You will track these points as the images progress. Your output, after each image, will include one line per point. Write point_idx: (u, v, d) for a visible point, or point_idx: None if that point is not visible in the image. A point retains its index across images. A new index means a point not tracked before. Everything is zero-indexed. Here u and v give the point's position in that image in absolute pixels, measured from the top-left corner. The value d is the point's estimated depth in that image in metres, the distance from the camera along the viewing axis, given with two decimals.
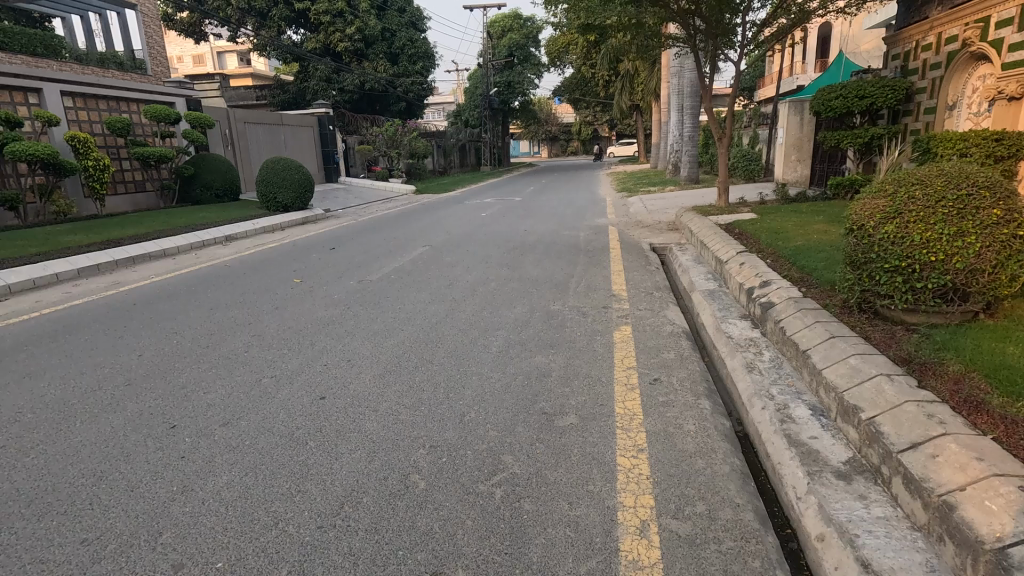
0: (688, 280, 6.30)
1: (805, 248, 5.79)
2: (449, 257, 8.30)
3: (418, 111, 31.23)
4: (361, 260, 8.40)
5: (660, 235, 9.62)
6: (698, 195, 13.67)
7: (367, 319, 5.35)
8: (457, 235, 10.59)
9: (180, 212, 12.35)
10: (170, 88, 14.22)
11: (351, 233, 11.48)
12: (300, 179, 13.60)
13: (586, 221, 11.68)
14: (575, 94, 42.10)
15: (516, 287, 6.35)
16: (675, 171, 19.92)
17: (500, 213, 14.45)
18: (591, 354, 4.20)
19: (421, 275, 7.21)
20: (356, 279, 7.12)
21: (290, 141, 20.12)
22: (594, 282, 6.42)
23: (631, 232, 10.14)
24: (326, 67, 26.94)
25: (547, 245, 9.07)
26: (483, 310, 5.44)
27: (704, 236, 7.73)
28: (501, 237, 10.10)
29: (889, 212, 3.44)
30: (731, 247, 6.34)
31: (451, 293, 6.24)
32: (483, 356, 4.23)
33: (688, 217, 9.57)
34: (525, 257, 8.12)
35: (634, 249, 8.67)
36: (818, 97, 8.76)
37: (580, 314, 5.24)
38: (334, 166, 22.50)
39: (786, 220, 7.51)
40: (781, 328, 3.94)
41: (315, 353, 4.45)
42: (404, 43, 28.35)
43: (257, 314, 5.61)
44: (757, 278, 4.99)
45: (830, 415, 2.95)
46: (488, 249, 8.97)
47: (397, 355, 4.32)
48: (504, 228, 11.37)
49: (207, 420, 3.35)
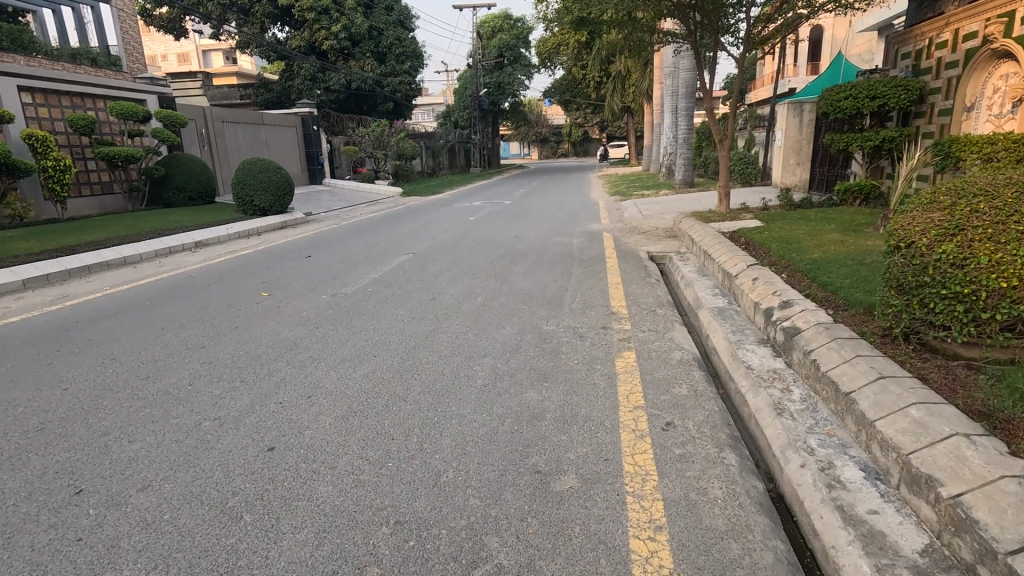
0: (693, 295, 5.76)
1: (823, 261, 5.26)
2: (433, 267, 7.70)
3: (406, 112, 30.58)
4: (338, 269, 7.76)
5: (659, 242, 9.09)
6: (695, 200, 13.16)
7: (336, 342, 4.74)
8: (443, 241, 9.98)
9: (149, 215, 11.63)
10: (141, 85, 13.51)
11: (330, 238, 10.83)
12: (278, 181, 12.90)
13: (579, 226, 11.14)
14: (566, 96, 41.69)
15: (505, 303, 5.77)
16: (669, 174, 19.45)
17: (490, 217, 13.87)
18: (591, 389, 3.63)
19: (401, 287, 6.60)
20: (329, 292, 6.49)
21: (272, 141, 19.40)
22: (590, 297, 5.84)
23: (627, 239, 9.59)
24: (311, 66, 26.22)
25: (538, 254, 8.50)
26: (468, 331, 4.86)
27: (707, 245, 7.20)
28: (490, 244, 9.51)
29: (947, 228, 2.91)
30: (739, 259, 5.81)
31: (433, 309, 5.64)
32: (466, 392, 3.64)
33: (688, 223, 9.04)
34: (515, 266, 7.53)
35: (631, 258, 8.12)
36: (826, 96, 8.27)
37: (576, 337, 4.66)
38: (318, 167, 21.80)
39: (794, 228, 7.00)
40: (813, 360, 3.39)
41: (270, 386, 3.84)
42: (392, 42, 27.71)
43: (212, 335, 4.97)
44: (775, 297, 4.45)
45: (890, 481, 2.40)
46: (475, 257, 8.37)
47: (366, 391, 3.72)
48: (493, 233, 10.78)
49: (124, 482, 2.72)
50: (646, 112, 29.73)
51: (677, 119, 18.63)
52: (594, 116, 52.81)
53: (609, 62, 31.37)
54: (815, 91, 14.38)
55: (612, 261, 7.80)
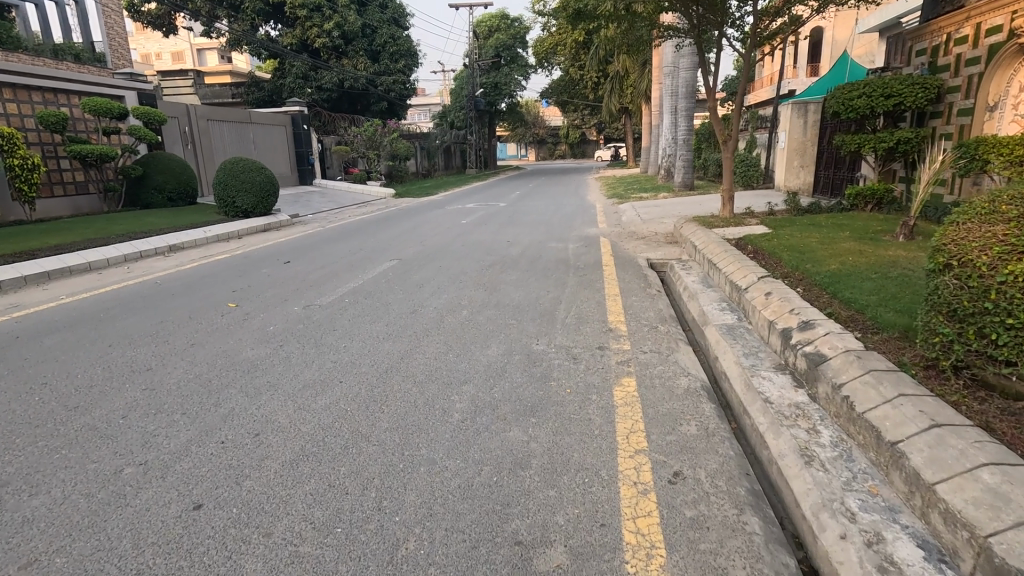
0: (698, 310, 5.27)
1: (843, 273, 4.78)
2: (418, 275, 7.19)
3: (401, 111, 30.08)
4: (316, 277, 7.24)
5: (659, 249, 8.59)
6: (695, 203, 12.68)
7: (300, 364, 4.22)
8: (431, 246, 9.46)
9: (124, 217, 11.09)
10: (120, 81, 12.98)
11: (314, 242, 10.30)
12: (261, 182, 12.36)
13: (575, 230, 10.66)
14: (563, 97, 41.27)
15: (493, 317, 5.27)
16: (667, 176, 18.97)
17: (483, 219, 13.36)
18: (585, 428, 3.13)
19: (381, 298, 6.09)
20: (302, 303, 5.97)
21: (259, 140, 18.87)
22: (586, 311, 5.34)
23: (626, 244, 9.11)
24: (302, 64, 25.65)
25: (531, 261, 8.01)
26: (449, 351, 4.35)
27: (711, 253, 6.71)
28: (481, 250, 9.00)
29: (1014, 246, 2.43)
30: (748, 270, 5.33)
31: (412, 324, 5.13)
32: (440, 431, 3.14)
33: (690, 228, 8.55)
34: (506, 275, 7.02)
35: (630, 266, 7.62)
36: (838, 94, 7.82)
37: (569, 359, 4.16)
38: (309, 168, 21.27)
39: (805, 235, 6.53)
40: (844, 397, 2.89)
41: (214, 420, 3.32)
42: (386, 40, 27.20)
43: (163, 355, 4.45)
44: (792, 316, 3.96)
45: (960, 569, 1.90)
46: (464, 264, 7.87)
47: (323, 428, 3.20)
48: (485, 238, 10.27)
49: (9, 555, 2.21)
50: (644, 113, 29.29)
51: (677, 120, 18.16)
52: (591, 117, 52.37)
53: (606, 62, 30.90)
54: (820, 91, 13.94)
55: (609, 269, 7.31)
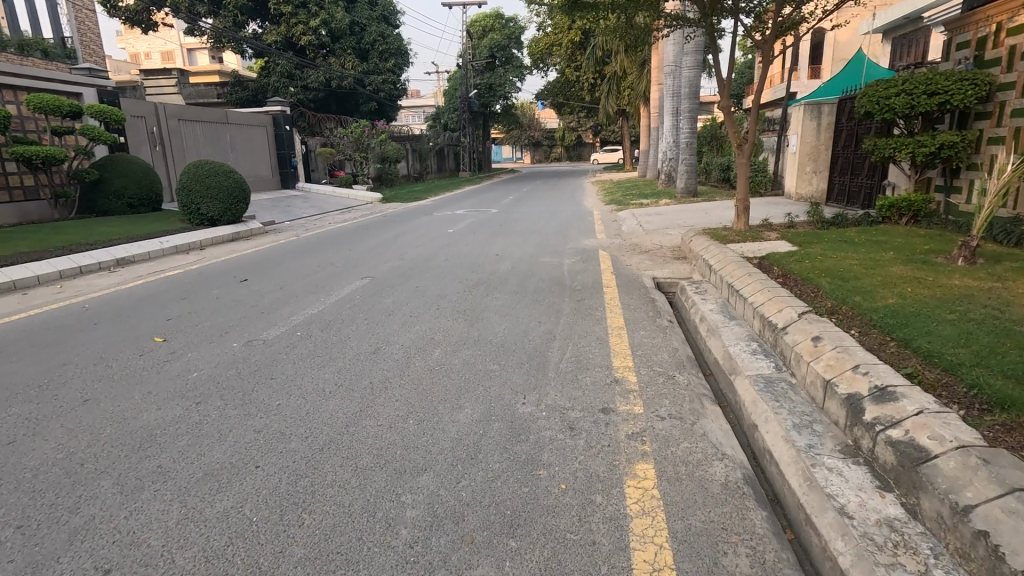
0: (724, 352, 4.29)
1: (907, 310, 3.81)
2: (389, 299, 6.21)
3: (391, 113, 29.13)
4: (270, 301, 6.24)
5: (666, 266, 7.64)
6: (701, 212, 11.74)
7: (211, 435, 3.22)
8: (411, 260, 8.47)
9: (74, 226, 10.07)
10: (76, 77, 11.97)
11: (282, 255, 9.28)
12: (229, 187, 11.36)
13: (571, 241, 9.71)
14: (558, 99, 40.42)
15: (471, 360, 4.29)
16: (669, 182, 18.02)
17: (471, 227, 12.38)
18: (587, 562, 2.17)
19: (341, 331, 5.10)
20: (242, 337, 4.96)
21: (237, 141, 17.86)
22: (586, 353, 4.37)
23: (628, 260, 8.16)
24: (288, 63, 24.70)
25: (521, 279, 7.05)
26: (409, 416, 3.37)
27: (730, 273, 5.77)
28: (466, 265, 8.02)
29: None
30: (784, 303, 4.37)
31: (371, 370, 4.15)
32: (375, 568, 2.16)
33: (700, 241, 7.61)
34: (491, 299, 6.05)
35: (634, 287, 6.66)
36: (872, 91, 6.90)
37: (565, 431, 3.18)
38: (292, 170, 20.21)
39: (839, 255, 5.62)
40: (977, 533, 1.93)
41: (56, 542, 2.33)
42: (375, 38, 26.31)
43: (42, 418, 3.45)
44: (861, 377, 2.98)
45: None
46: (443, 283, 6.89)
47: (209, 559, 2.22)
48: (472, 250, 9.29)
49: None
50: (643, 116, 28.40)
51: (678, 122, 17.21)
52: (587, 120, 51.44)
53: (603, 63, 30.00)
54: (831, 92, 13.06)
55: (610, 291, 6.35)
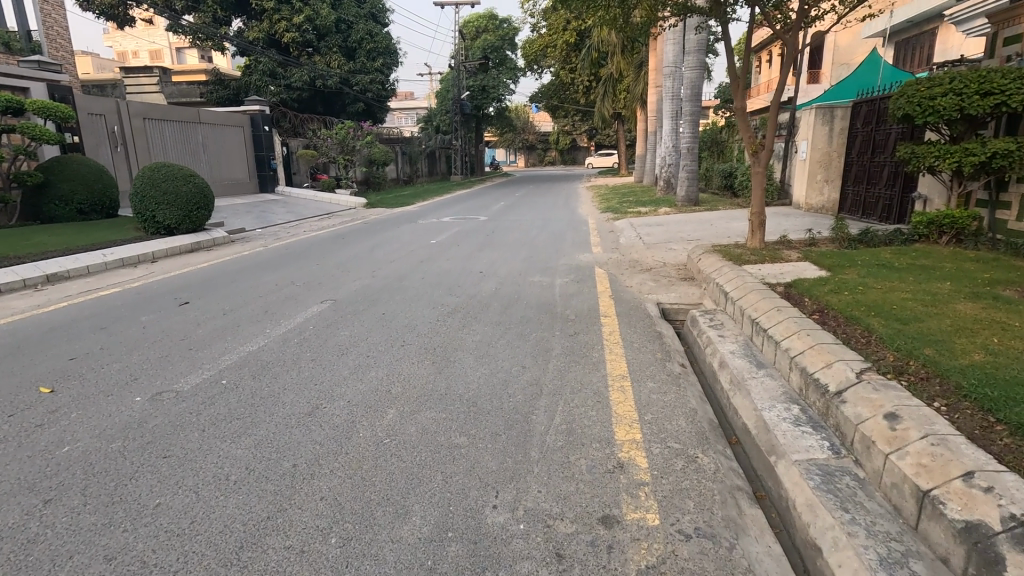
0: (756, 418, 3.34)
1: (1007, 376, 2.88)
2: (347, 331, 5.24)
3: (379, 114, 28.20)
4: (204, 334, 5.22)
5: (671, 288, 6.69)
6: (705, 223, 10.85)
7: (40, 567, 2.24)
8: (383, 278, 7.51)
9: (10, 235, 9.02)
10: (23, 70, 10.93)
11: (240, 270, 8.27)
12: (189, 193, 10.32)
13: (565, 256, 8.77)
14: (553, 102, 39.54)
15: (432, 428, 3.33)
16: (668, 189, 17.12)
17: (456, 237, 11.46)
18: None
19: (278, 378, 4.13)
20: (149, 390, 3.94)
21: (209, 142, 16.84)
22: (580, 418, 3.41)
23: (628, 280, 7.24)
24: (270, 61, 23.65)
25: (506, 304, 6.09)
26: (332, 532, 2.41)
27: (751, 303, 4.85)
28: (444, 285, 7.07)
29: None
30: (831, 352, 3.44)
31: (301, 442, 3.19)
32: None
33: (711, 260, 6.69)
34: (468, 333, 5.10)
35: (636, 315, 5.73)
36: (911, 90, 5.98)
37: (550, 562, 2.23)
38: (271, 173, 19.19)
39: (882, 283, 4.72)
40: None
41: None
42: (363, 37, 25.37)
43: None
44: (982, 496, 2.05)
45: None
46: (415, 311, 5.91)
47: None
48: (454, 265, 8.34)
49: None
50: (640, 119, 27.58)
51: (678, 126, 16.34)
52: (582, 123, 50.77)
53: (599, 65, 29.16)
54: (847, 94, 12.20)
55: (609, 322, 5.42)
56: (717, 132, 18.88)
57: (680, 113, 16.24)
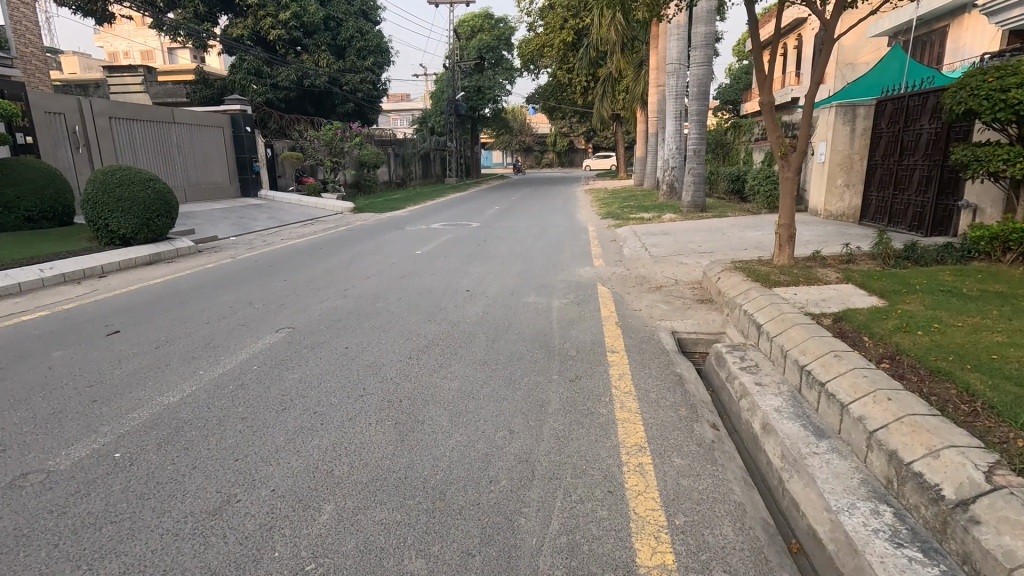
0: (831, 526, 2.40)
1: None
2: (297, 373, 4.28)
3: (370, 115, 27.28)
4: (122, 377, 4.25)
5: (687, 313, 5.73)
6: (715, 232, 9.93)
7: None
8: (355, 299, 6.56)
9: None
10: None
11: (194, 288, 7.29)
12: (147, 198, 9.35)
13: (563, 271, 7.83)
14: (550, 103, 38.69)
15: (377, 543, 2.38)
16: (671, 193, 16.20)
17: (444, 247, 10.54)
18: None
19: (189, 449, 3.16)
20: (15, 470, 2.97)
21: (185, 143, 15.88)
22: (585, 527, 2.45)
23: (634, 301, 6.30)
24: (255, 58, 22.74)
25: (494, 335, 5.14)
26: None
27: (794, 341, 3.92)
28: (424, 309, 6.12)
29: None
30: (933, 430, 2.50)
31: (187, 571, 2.24)
32: None
33: (733, 279, 5.75)
34: (444, 378, 4.16)
35: (649, 350, 4.77)
36: (975, 81, 5.08)
37: None
38: (253, 176, 18.23)
39: (959, 319, 3.80)
40: None
41: None
42: (353, 35, 24.43)
43: None
44: None
45: None
46: (385, 344, 4.95)
47: None
48: (438, 282, 7.41)
49: None
50: (640, 120, 26.69)
51: (682, 126, 15.42)
52: (579, 125, 50.05)
53: (597, 65, 28.28)
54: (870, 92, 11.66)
55: (617, 361, 4.48)
56: (721, 134, 17.99)
57: (685, 114, 15.33)
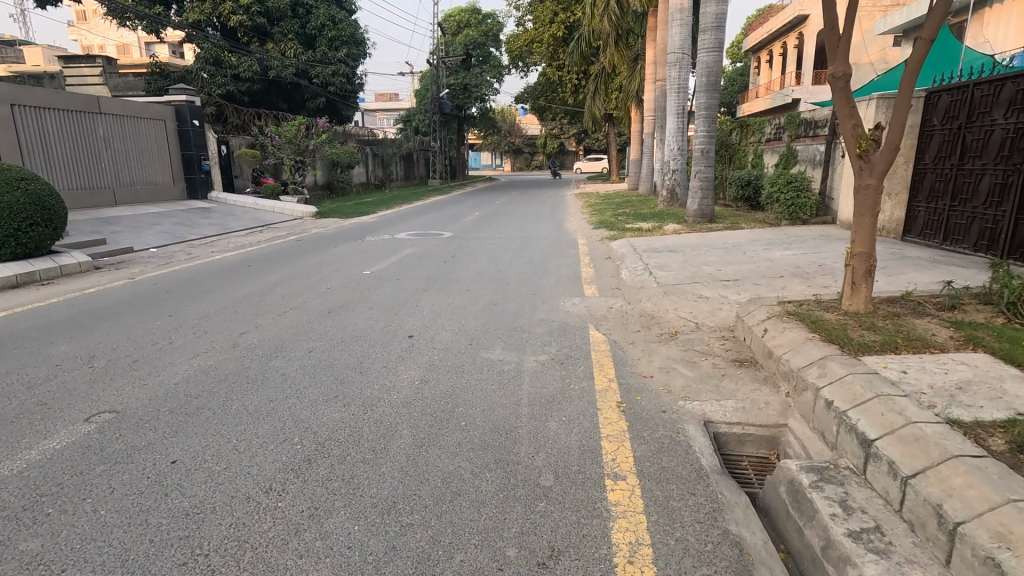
0: None
1: None
2: (38, 540, 2.33)
3: (345, 111, 25.21)
4: None
5: (721, 386, 3.85)
6: (733, 250, 8.10)
7: None
8: (243, 354, 4.60)
9: None
10: None
11: (33, 327, 5.27)
12: (21, 203, 7.42)
13: (543, 307, 5.93)
14: (539, 103, 36.76)
15: None
16: (671, 200, 14.41)
17: (401, 265, 8.60)
18: None
19: None
20: None
21: (116, 137, 13.90)
22: None
23: (639, 361, 4.40)
24: (213, 46, 20.57)
25: (422, 435, 3.22)
26: None
27: (969, 503, 2.05)
28: (333, 373, 4.18)
29: None
30: None
31: None
32: None
33: (790, 336, 3.88)
34: (306, 557, 2.24)
35: (675, 471, 2.88)
36: None
37: None
38: (202, 176, 16.20)
39: None
40: None
41: None
42: (323, 23, 22.43)
43: None
44: None
45: None
46: (242, 459, 2.99)
47: None
48: (373, 324, 5.46)
49: None
50: (634, 119, 24.88)
51: (686, 123, 13.60)
52: (570, 126, 48.36)
53: (590, 61, 26.43)
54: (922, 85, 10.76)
55: (623, 505, 2.57)
56: (726, 134, 16.16)
57: (688, 110, 13.48)
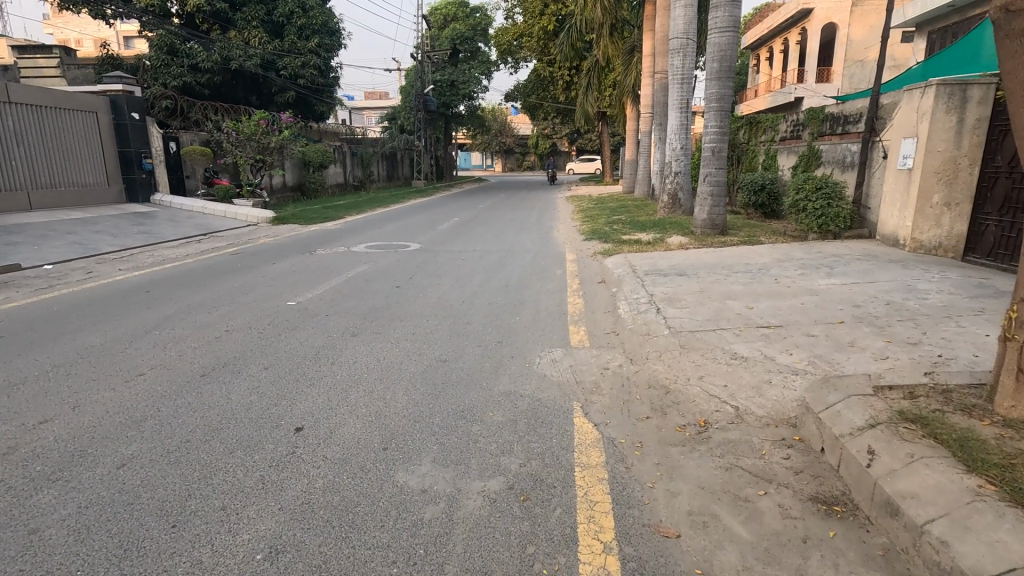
0: None
1: None
2: None
3: (318, 106, 23.31)
4: None
5: (808, 570, 2.08)
6: (761, 275, 6.36)
7: None
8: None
9: None
10: None
11: None
12: None
13: (508, 369, 4.15)
14: (530, 100, 34.84)
15: None
16: (673, 206, 12.70)
17: (340, 291, 6.80)
18: None
19: None
20: None
21: (33, 132, 12.01)
22: None
23: (651, 494, 2.64)
24: (167, 34, 18.83)
25: None
26: None
27: None
28: (122, 530, 2.38)
29: None
30: None
31: None
32: None
33: (934, 485, 2.14)
34: None
35: None
36: None
37: None
38: (142, 176, 14.31)
39: None
40: None
41: None
42: (292, 10, 20.48)
43: None
44: None
45: None
46: None
47: None
48: (251, 403, 3.65)
49: None
50: (630, 117, 23.18)
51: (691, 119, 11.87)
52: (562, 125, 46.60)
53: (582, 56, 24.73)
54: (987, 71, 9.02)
55: None
56: (733, 133, 14.47)
57: (692, 104, 11.76)
